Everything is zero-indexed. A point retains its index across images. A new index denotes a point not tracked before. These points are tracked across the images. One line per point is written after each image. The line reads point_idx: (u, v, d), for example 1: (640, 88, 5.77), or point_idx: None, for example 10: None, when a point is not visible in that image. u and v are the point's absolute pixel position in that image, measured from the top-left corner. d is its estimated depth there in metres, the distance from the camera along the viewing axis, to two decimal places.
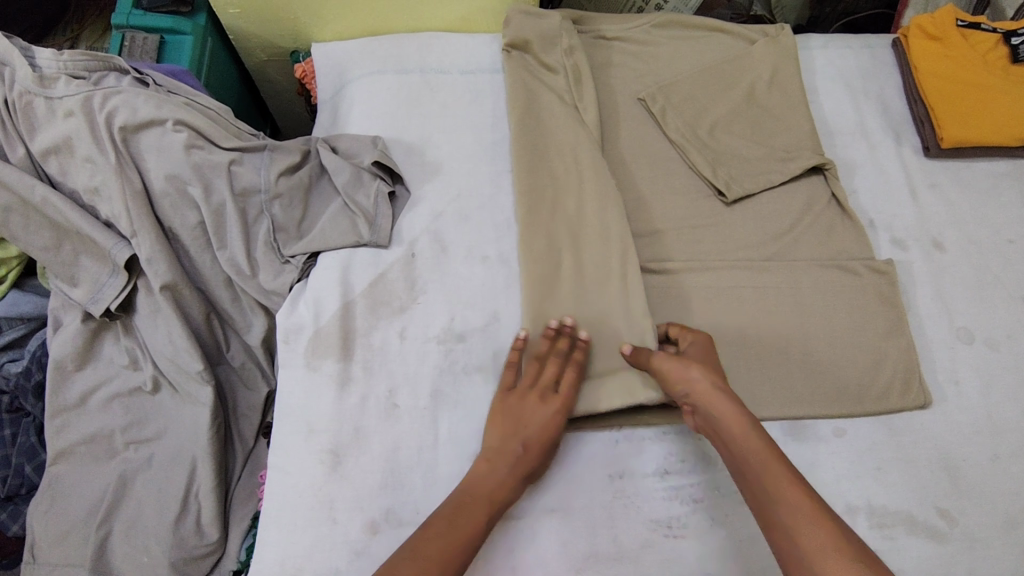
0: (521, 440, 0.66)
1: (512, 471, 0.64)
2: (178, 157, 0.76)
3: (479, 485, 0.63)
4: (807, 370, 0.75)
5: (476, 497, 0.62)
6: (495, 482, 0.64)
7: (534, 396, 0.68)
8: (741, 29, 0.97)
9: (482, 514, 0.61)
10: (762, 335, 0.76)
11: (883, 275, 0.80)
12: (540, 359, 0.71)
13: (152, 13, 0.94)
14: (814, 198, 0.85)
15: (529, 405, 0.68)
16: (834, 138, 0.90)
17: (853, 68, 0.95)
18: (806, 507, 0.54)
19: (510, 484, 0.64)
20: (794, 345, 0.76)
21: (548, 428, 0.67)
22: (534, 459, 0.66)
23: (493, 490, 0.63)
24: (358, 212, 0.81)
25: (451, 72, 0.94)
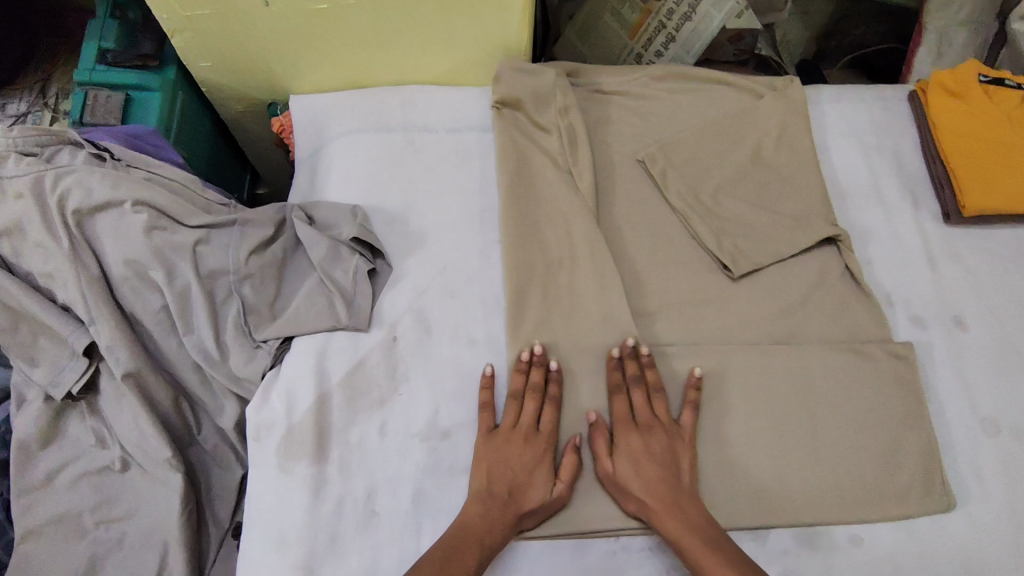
0: (507, 489, 0.64)
1: (502, 521, 0.62)
2: (138, 241, 0.69)
3: (469, 528, 0.62)
4: (822, 468, 0.69)
5: (461, 547, 0.60)
6: (485, 527, 0.62)
7: (511, 445, 0.67)
8: (747, 80, 0.90)
9: (472, 558, 0.60)
10: (771, 427, 0.71)
11: (900, 359, 0.74)
12: (512, 405, 0.69)
13: (117, 68, 0.88)
14: (827, 270, 0.79)
15: (509, 453, 0.66)
16: (848, 203, 0.84)
17: (866, 123, 0.89)
18: None
19: (502, 529, 0.62)
20: (807, 438, 0.70)
21: (529, 476, 0.65)
22: (526, 502, 0.64)
23: (486, 532, 0.61)
24: (336, 291, 0.76)
25: (438, 130, 0.88)
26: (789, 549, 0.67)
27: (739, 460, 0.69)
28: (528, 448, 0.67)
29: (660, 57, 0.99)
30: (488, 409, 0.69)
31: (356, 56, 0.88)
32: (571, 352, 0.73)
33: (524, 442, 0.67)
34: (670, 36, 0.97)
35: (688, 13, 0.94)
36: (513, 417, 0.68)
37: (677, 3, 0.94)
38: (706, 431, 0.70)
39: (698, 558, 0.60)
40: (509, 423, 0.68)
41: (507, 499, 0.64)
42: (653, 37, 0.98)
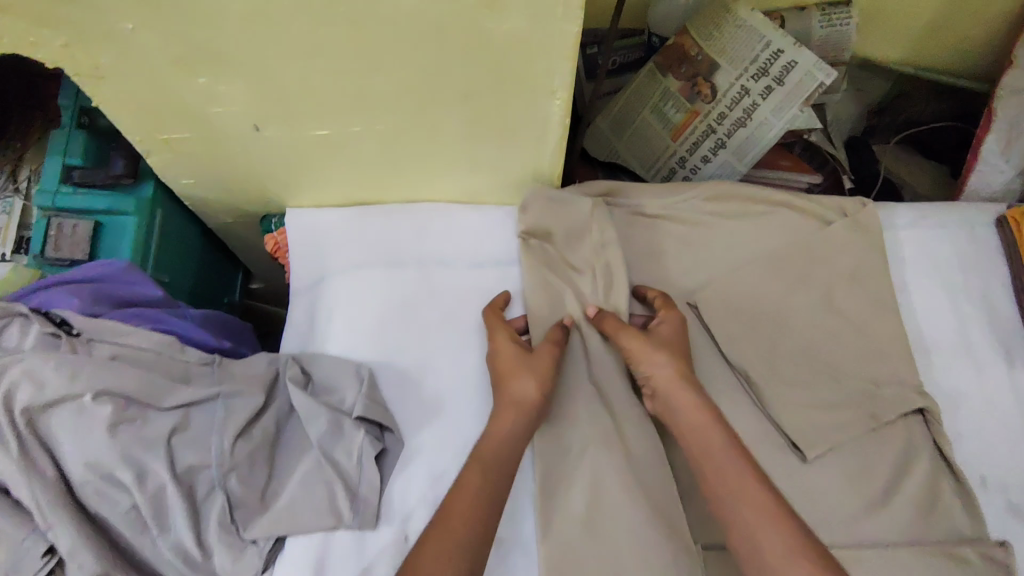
0: (512, 425, 0.63)
1: (501, 438, 0.62)
2: (100, 441, 0.58)
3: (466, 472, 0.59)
4: None
5: (461, 494, 0.58)
6: (482, 465, 0.60)
7: (515, 365, 0.66)
8: (812, 202, 0.78)
9: (466, 504, 0.57)
10: None
11: (1002, 569, 0.62)
12: (516, 338, 0.69)
13: (86, 188, 0.76)
14: (912, 449, 0.68)
15: (508, 370, 0.66)
16: (931, 358, 0.73)
17: (950, 258, 0.78)
18: (766, 513, 0.56)
19: (492, 447, 0.61)
20: None
21: (521, 394, 0.64)
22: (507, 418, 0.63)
23: (492, 485, 0.59)
24: (337, 478, 0.64)
25: (455, 265, 0.76)
26: None
27: None
28: (527, 354, 0.67)
29: (705, 165, 0.87)
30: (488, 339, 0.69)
31: (362, 177, 0.76)
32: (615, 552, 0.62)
33: (526, 354, 0.67)
34: (720, 142, 0.85)
35: (742, 119, 0.82)
36: (513, 350, 0.67)
37: (730, 108, 0.83)
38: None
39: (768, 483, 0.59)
40: (494, 350, 0.68)
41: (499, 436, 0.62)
42: (700, 140, 0.86)
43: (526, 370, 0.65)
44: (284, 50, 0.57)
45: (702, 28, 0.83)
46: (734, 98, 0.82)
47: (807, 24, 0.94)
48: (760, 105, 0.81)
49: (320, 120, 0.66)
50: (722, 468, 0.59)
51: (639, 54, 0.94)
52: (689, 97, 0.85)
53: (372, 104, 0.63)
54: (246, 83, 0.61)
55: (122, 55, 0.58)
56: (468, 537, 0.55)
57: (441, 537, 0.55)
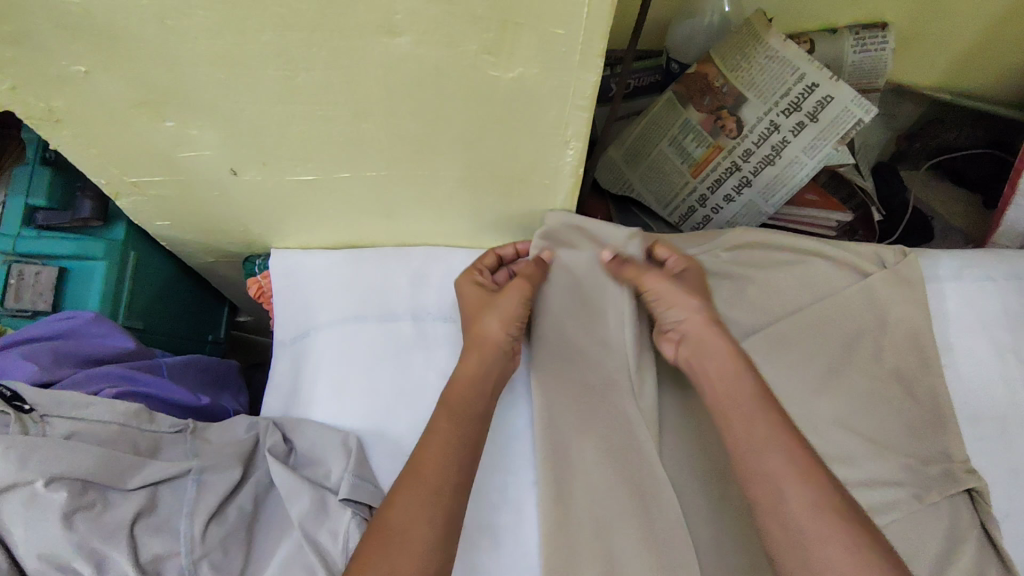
0: (477, 363, 0.62)
1: (468, 376, 0.61)
2: (54, 533, 0.51)
3: (436, 421, 0.59)
4: None
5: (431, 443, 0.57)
6: (452, 407, 0.59)
7: (481, 307, 0.65)
8: (849, 251, 0.71)
9: (436, 451, 0.56)
10: None
11: None
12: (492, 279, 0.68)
13: (50, 231, 0.69)
14: (963, 536, 0.61)
15: (475, 311, 0.65)
16: (977, 429, 0.66)
17: (999, 313, 0.70)
18: (797, 463, 0.53)
19: (466, 388, 0.60)
20: None
21: (492, 328, 0.63)
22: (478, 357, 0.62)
23: (460, 429, 0.58)
24: (319, 564, 0.56)
25: (454, 319, 0.70)
26: None
27: None
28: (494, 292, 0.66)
29: (729, 204, 0.81)
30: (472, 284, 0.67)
31: (352, 221, 0.69)
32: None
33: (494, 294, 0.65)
34: (745, 180, 0.78)
35: (770, 157, 0.76)
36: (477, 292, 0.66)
37: (757, 145, 0.76)
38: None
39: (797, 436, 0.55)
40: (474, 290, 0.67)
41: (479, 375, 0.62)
42: (723, 179, 0.79)
43: (490, 312, 0.63)
44: (261, 95, 0.50)
45: (729, 57, 0.75)
46: (762, 133, 0.75)
47: (839, 48, 0.86)
48: (790, 143, 0.75)
49: (304, 165, 0.59)
50: (750, 424, 0.55)
51: (655, 78, 0.86)
52: (711, 131, 0.77)
53: (362, 150, 0.57)
54: (219, 128, 0.54)
55: (78, 98, 0.51)
56: (438, 482, 0.55)
57: (410, 490, 0.54)
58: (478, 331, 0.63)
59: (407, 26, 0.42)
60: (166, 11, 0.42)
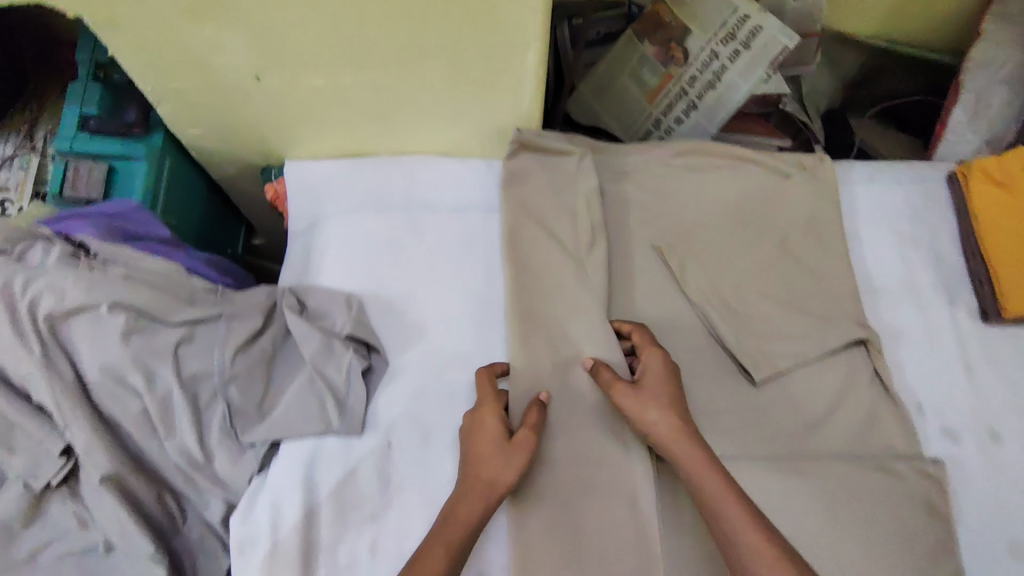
0: (484, 510, 0.63)
1: (469, 518, 0.62)
2: (116, 347, 0.65)
3: (444, 524, 0.62)
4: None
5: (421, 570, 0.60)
6: (455, 506, 0.63)
7: (493, 454, 0.64)
8: (773, 159, 0.84)
9: (438, 556, 0.60)
10: None
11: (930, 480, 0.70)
12: (499, 411, 0.68)
13: (100, 136, 0.82)
14: (854, 378, 0.74)
15: (485, 458, 0.64)
16: (877, 300, 0.79)
17: (903, 209, 0.83)
18: (768, 554, 0.58)
19: (473, 497, 0.63)
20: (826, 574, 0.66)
21: (487, 447, 0.65)
22: (483, 469, 0.64)
23: (455, 551, 0.61)
24: (328, 392, 0.72)
25: (441, 210, 0.83)
26: None
27: None
28: (485, 398, 0.68)
29: (679, 125, 0.92)
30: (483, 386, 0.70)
31: (356, 128, 0.82)
32: (578, 467, 0.69)
33: (506, 444, 0.65)
34: (692, 104, 0.90)
35: (712, 81, 0.88)
36: (494, 445, 0.65)
37: (701, 71, 0.88)
38: (711, 565, 0.66)
39: (759, 517, 0.61)
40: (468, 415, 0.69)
41: (475, 482, 0.64)
42: (673, 103, 0.91)
43: (477, 433, 0.66)
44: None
45: None
46: (704, 61, 0.88)
47: None
48: (728, 69, 0.87)
49: (316, 69, 0.72)
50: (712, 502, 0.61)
51: (620, 25, 1.00)
52: (663, 61, 0.90)
53: (364, 54, 0.70)
54: (248, 31, 0.67)
55: (135, 4, 0.64)
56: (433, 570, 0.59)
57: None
58: (485, 478, 0.64)
59: None
60: None
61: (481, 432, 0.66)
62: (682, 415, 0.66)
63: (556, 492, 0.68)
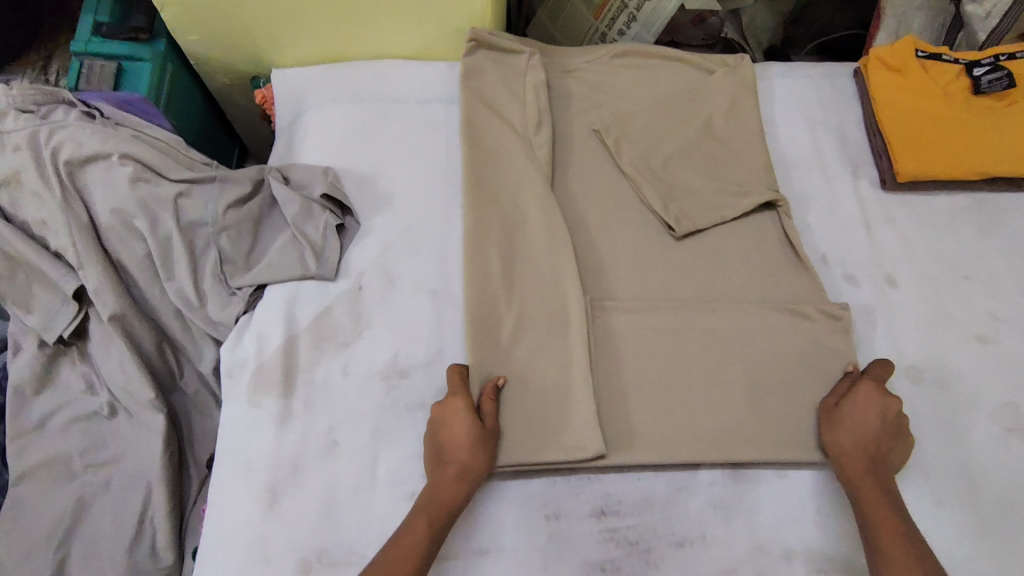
0: (463, 495, 0.66)
1: (450, 501, 0.66)
2: (124, 190, 0.76)
3: (427, 509, 0.65)
4: (753, 412, 0.74)
5: (406, 541, 0.63)
6: (435, 492, 0.66)
7: (468, 440, 0.67)
8: (701, 59, 0.95)
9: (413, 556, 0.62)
10: (708, 378, 0.75)
11: (835, 315, 0.78)
12: (467, 396, 0.70)
13: (111, 40, 0.94)
14: (767, 234, 0.83)
15: (460, 445, 0.67)
16: (789, 172, 0.89)
17: (813, 100, 0.95)
18: None
19: (449, 491, 0.66)
20: (740, 390, 0.75)
21: (468, 459, 0.67)
22: (458, 461, 0.67)
23: (437, 528, 0.64)
24: (306, 243, 0.81)
25: (408, 101, 0.94)
26: (717, 481, 0.73)
27: (663, 373, 0.75)
28: (457, 393, 0.70)
29: (622, 37, 1.04)
30: (456, 388, 0.71)
31: (333, 29, 0.94)
32: (520, 306, 0.77)
33: (478, 428, 0.68)
34: (632, 16, 1.02)
35: None
36: (467, 430, 0.67)
37: None
38: (640, 391, 0.74)
39: (911, 539, 0.64)
40: (443, 407, 0.70)
41: (456, 469, 0.67)
42: (616, 17, 1.03)
43: (455, 425, 0.68)
44: None
45: None
46: None
47: None
48: None
49: None
50: (874, 520, 0.65)
51: None
52: None
53: None
54: None
55: None
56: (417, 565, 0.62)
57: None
58: (463, 463, 0.67)
59: None
60: None
61: (452, 420, 0.69)
62: (869, 447, 0.69)
63: (503, 321, 0.76)
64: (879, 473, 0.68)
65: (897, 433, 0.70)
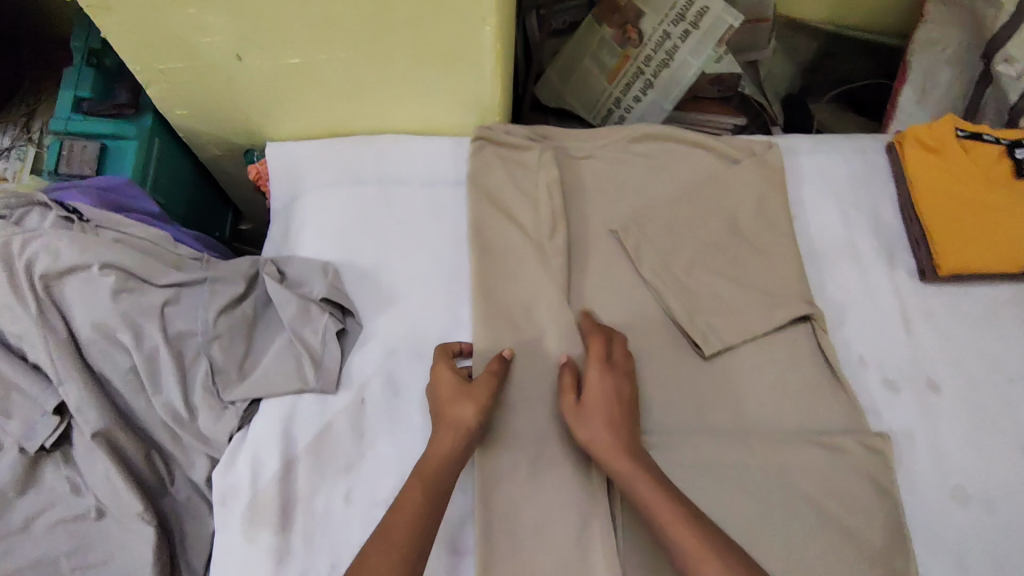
0: (453, 447, 0.66)
1: (444, 455, 0.66)
2: (105, 304, 0.70)
3: (427, 463, 0.66)
4: (794, 565, 0.67)
5: (404, 509, 0.63)
6: (433, 452, 0.66)
7: (454, 397, 0.68)
8: (723, 145, 0.89)
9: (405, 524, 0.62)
10: (745, 528, 0.68)
11: (876, 440, 0.73)
12: (456, 367, 0.72)
13: (93, 116, 0.88)
14: (801, 350, 0.78)
15: (447, 401, 0.68)
16: (821, 262, 0.84)
17: (846, 177, 0.89)
18: None
19: (445, 448, 0.66)
20: (781, 540, 0.68)
21: (461, 417, 0.67)
22: (448, 414, 0.68)
23: (430, 496, 0.64)
24: (305, 352, 0.76)
25: (411, 183, 0.88)
26: None
27: None
28: (444, 361, 0.72)
29: (639, 103, 0.97)
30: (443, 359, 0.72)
31: (332, 107, 0.87)
32: (535, 431, 0.72)
33: (466, 385, 0.69)
34: (649, 83, 0.96)
35: (666, 60, 0.93)
36: (452, 387, 0.69)
37: (655, 51, 0.93)
38: None
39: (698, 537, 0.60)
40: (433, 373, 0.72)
41: (444, 424, 0.67)
42: (632, 82, 0.97)
43: (446, 392, 0.69)
44: None
45: None
46: (658, 41, 0.93)
47: None
48: (680, 47, 0.92)
49: (292, 48, 0.77)
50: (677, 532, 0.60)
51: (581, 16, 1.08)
52: (620, 43, 0.96)
53: (337, 34, 0.75)
54: (229, 9, 0.72)
55: None
56: (405, 532, 0.61)
57: (384, 548, 0.60)
58: (452, 416, 0.67)
59: None
60: None
61: (441, 384, 0.70)
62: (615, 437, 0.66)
63: (519, 450, 0.72)
64: (633, 475, 0.64)
65: (628, 422, 0.68)
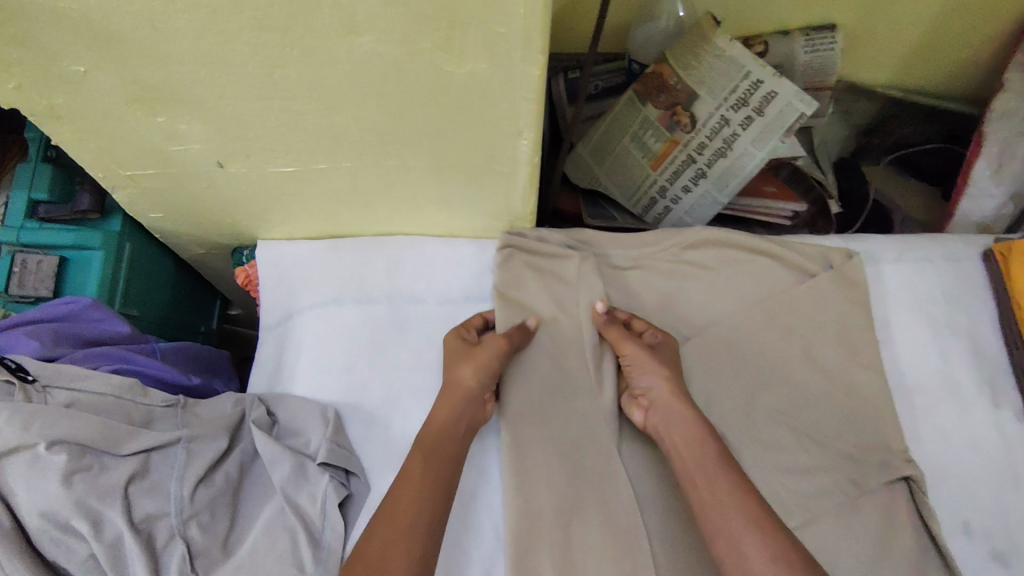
0: (454, 411, 0.64)
1: (443, 421, 0.64)
2: (53, 491, 0.56)
3: (432, 431, 0.63)
4: None
5: (409, 485, 0.60)
6: (440, 420, 0.64)
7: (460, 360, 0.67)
8: (799, 254, 0.74)
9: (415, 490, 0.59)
10: None
11: None
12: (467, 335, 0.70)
13: (51, 223, 0.75)
14: (898, 517, 0.65)
15: (454, 366, 0.67)
16: (913, 399, 0.72)
17: (936, 292, 0.76)
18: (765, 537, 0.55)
19: (448, 413, 0.64)
20: None
21: (465, 377, 0.65)
22: (455, 377, 0.66)
23: (435, 467, 0.61)
24: (300, 527, 0.62)
25: (427, 301, 0.75)
26: None
27: None
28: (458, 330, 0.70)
29: (688, 194, 0.85)
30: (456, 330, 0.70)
31: (332, 210, 0.74)
32: None
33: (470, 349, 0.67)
34: (701, 172, 0.83)
35: (723, 149, 0.81)
36: (459, 353, 0.67)
37: (710, 138, 0.81)
38: None
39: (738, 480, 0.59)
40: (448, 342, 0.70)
41: (450, 390, 0.66)
42: (680, 171, 0.84)
43: (455, 362, 0.67)
44: (243, 91, 0.55)
45: (681, 56, 0.80)
46: (714, 127, 0.80)
47: (790, 47, 0.92)
48: (739, 137, 0.80)
49: (284, 156, 0.64)
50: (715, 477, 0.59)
51: (619, 80, 0.92)
52: (667, 126, 0.83)
53: (337, 142, 0.62)
54: (207, 121, 0.59)
55: (78, 95, 0.56)
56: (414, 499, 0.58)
57: (390, 523, 0.57)
58: (457, 382, 0.65)
59: (368, 27, 0.48)
60: (156, 16, 0.47)
61: (449, 353, 0.69)
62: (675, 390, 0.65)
63: None
64: (673, 422, 0.63)
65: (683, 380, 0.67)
